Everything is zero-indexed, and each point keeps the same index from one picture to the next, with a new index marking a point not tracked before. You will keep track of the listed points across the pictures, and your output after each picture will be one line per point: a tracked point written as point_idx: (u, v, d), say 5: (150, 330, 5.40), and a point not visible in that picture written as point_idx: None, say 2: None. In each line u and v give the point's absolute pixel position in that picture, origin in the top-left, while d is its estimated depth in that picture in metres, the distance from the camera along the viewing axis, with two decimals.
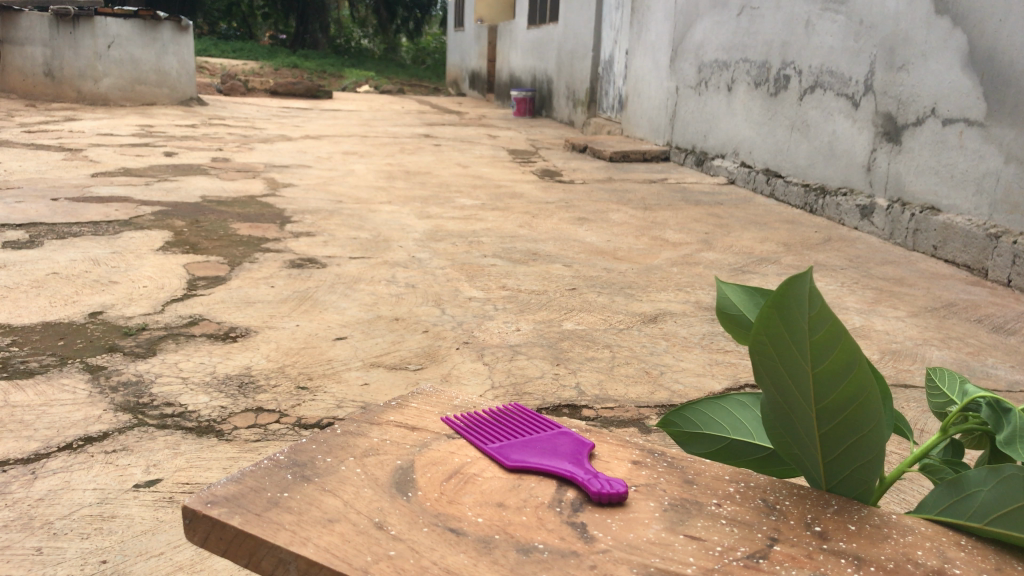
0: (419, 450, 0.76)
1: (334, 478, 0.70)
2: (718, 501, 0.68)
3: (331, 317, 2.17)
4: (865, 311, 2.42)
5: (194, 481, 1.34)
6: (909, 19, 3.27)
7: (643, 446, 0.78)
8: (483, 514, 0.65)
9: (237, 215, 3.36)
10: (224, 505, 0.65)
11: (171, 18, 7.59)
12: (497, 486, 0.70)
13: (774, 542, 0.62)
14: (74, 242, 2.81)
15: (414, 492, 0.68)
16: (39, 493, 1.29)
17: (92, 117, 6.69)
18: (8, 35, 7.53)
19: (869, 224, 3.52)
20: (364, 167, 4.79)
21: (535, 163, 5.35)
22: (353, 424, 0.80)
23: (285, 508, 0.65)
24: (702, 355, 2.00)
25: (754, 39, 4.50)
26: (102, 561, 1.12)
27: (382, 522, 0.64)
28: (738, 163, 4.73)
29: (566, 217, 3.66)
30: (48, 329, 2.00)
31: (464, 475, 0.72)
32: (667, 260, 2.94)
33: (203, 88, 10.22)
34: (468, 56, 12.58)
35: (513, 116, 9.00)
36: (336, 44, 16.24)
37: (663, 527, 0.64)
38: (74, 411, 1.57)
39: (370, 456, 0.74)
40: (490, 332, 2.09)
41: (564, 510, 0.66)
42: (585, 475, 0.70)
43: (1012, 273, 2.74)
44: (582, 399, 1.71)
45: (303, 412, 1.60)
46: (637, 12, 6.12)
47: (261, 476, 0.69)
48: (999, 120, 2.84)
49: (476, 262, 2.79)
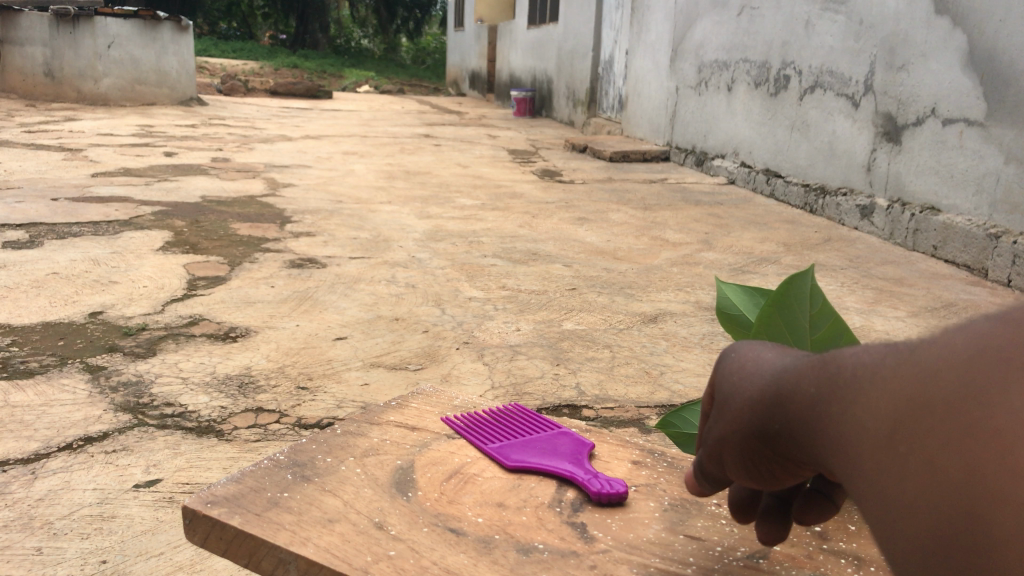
0: (419, 450, 0.85)
1: (334, 478, 0.78)
2: (717, 503, 0.78)
3: (331, 317, 2.17)
4: (865, 311, 2.42)
5: (194, 480, 1.34)
6: (909, 20, 3.27)
7: (642, 446, 0.87)
8: (483, 514, 0.74)
9: (238, 215, 3.36)
10: (223, 505, 0.72)
11: (171, 18, 7.58)
12: (497, 486, 0.79)
13: (774, 542, 0.71)
14: (75, 242, 2.81)
15: (414, 492, 0.77)
16: (39, 493, 1.29)
17: (92, 117, 6.69)
18: (9, 35, 7.54)
19: (869, 224, 3.52)
20: (364, 168, 4.80)
21: (535, 163, 5.35)
22: (353, 425, 0.89)
23: (284, 508, 0.73)
24: (702, 355, 2.00)
25: (754, 39, 4.50)
26: (102, 561, 1.12)
27: (382, 522, 0.72)
28: (738, 163, 4.72)
29: (565, 217, 3.66)
30: (48, 329, 2.00)
31: (464, 474, 0.81)
32: (668, 260, 2.93)
33: (203, 88, 10.19)
34: (468, 56, 12.57)
35: (512, 117, 9.00)
36: (337, 43, 16.16)
37: (662, 528, 0.73)
38: (73, 411, 1.57)
39: (370, 456, 0.83)
40: (490, 332, 2.09)
41: (564, 510, 0.75)
42: (584, 475, 0.79)
43: (1012, 274, 2.74)
44: (582, 399, 1.71)
45: (303, 412, 1.60)
46: (637, 12, 6.12)
47: (260, 476, 0.78)
48: (999, 121, 2.84)
49: (476, 262, 2.79)
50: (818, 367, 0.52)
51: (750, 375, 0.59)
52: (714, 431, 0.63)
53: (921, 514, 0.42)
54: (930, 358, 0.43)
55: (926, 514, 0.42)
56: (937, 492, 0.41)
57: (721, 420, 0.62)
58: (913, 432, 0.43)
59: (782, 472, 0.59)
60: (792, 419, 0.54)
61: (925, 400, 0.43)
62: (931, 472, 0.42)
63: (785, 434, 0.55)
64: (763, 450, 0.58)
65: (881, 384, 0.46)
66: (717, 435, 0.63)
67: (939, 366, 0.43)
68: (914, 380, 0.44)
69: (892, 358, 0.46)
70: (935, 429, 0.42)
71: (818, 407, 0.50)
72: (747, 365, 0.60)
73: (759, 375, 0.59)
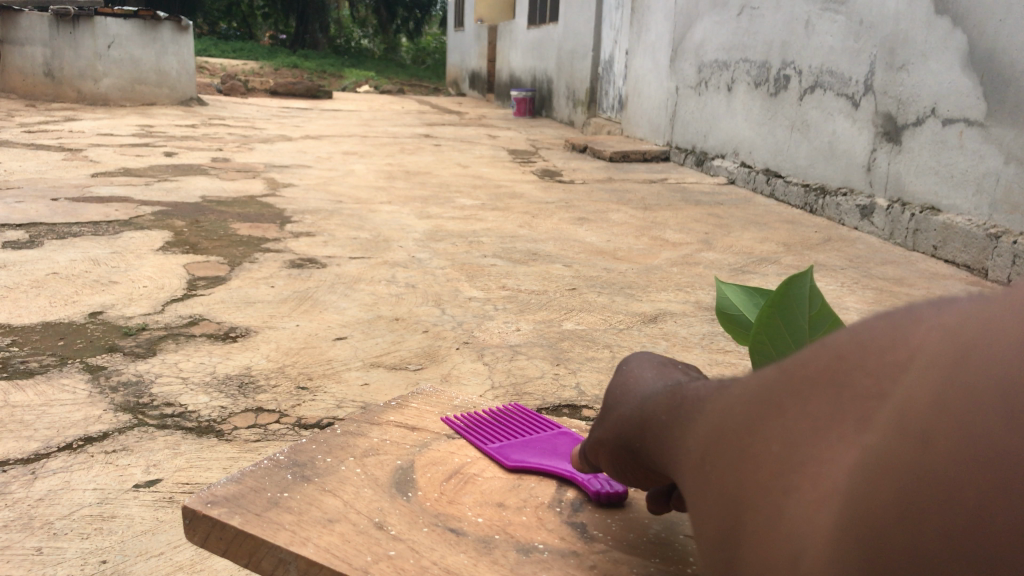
0: (419, 450, 0.86)
1: (334, 478, 0.79)
2: None
3: (331, 317, 2.17)
4: (865, 311, 2.42)
5: (194, 480, 1.34)
6: (909, 20, 3.27)
7: None
8: (483, 514, 0.75)
9: (237, 215, 3.36)
10: (224, 505, 0.72)
11: (171, 18, 7.58)
12: (497, 486, 0.81)
13: None
14: (74, 242, 2.81)
15: (414, 492, 0.78)
16: (39, 493, 1.29)
17: (92, 117, 6.69)
18: (9, 35, 7.54)
19: (869, 224, 3.52)
20: (364, 168, 4.79)
21: (535, 163, 5.35)
22: (353, 425, 0.90)
23: (284, 508, 0.73)
24: (702, 355, 2.00)
25: (754, 39, 4.50)
26: (102, 561, 1.12)
27: (382, 522, 0.72)
28: (738, 163, 4.72)
29: (565, 217, 3.66)
30: (48, 329, 2.00)
31: (464, 474, 0.82)
32: (668, 260, 2.93)
33: (203, 88, 10.18)
34: (468, 56, 12.56)
35: (512, 116, 8.99)
36: (337, 43, 16.16)
37: (661, 528, 0.75)
38: (73, 411, 1.57)
39: (369, 456, 0.84)
40: (490, 332, 2.09)
41: (563, 510, 0.77)
42: (584, 475, 0.81)
43: (1012, 274, 2.75)
44: (582, 399, 1.71)
45: (303, 412, 1.60)
46: (637, 11, 6.12)
47: (259, 477, 0.78)
48: (999, 121, 2.84)
49: (476, 262, 2.79)
50: (674, 397, 0.67)
51: (628, 393, 0.75)
52: (594, 434, 0.78)
53: (709, 516, 0.56)
54: (732, 398, 0.58)
55: (713, 519, 0.55)
56: (719, 498, 0.55)
57: (599, 423, 0.77)
58: (716, 454, 0.57)
59: (640, 477, 0.72)
60: (650, 434, 0.67)
61: (725, 430, 0.57)
62: (722, 485, 0.55)
63: (643, 446, 0.68)
64: (629, 459, 0.72)
65: (702, 418, 0.60)
66: (594, 438, 0.77)
67: (735, 405, 0.57)
68: (722, 415, 0.58)
69: (717, 397, 0.61)
70: (728, 451, 0.56)
71: (660, 427, 0.64)
72: (631, 387, 0.75)
73: (633, 394, 0.74)
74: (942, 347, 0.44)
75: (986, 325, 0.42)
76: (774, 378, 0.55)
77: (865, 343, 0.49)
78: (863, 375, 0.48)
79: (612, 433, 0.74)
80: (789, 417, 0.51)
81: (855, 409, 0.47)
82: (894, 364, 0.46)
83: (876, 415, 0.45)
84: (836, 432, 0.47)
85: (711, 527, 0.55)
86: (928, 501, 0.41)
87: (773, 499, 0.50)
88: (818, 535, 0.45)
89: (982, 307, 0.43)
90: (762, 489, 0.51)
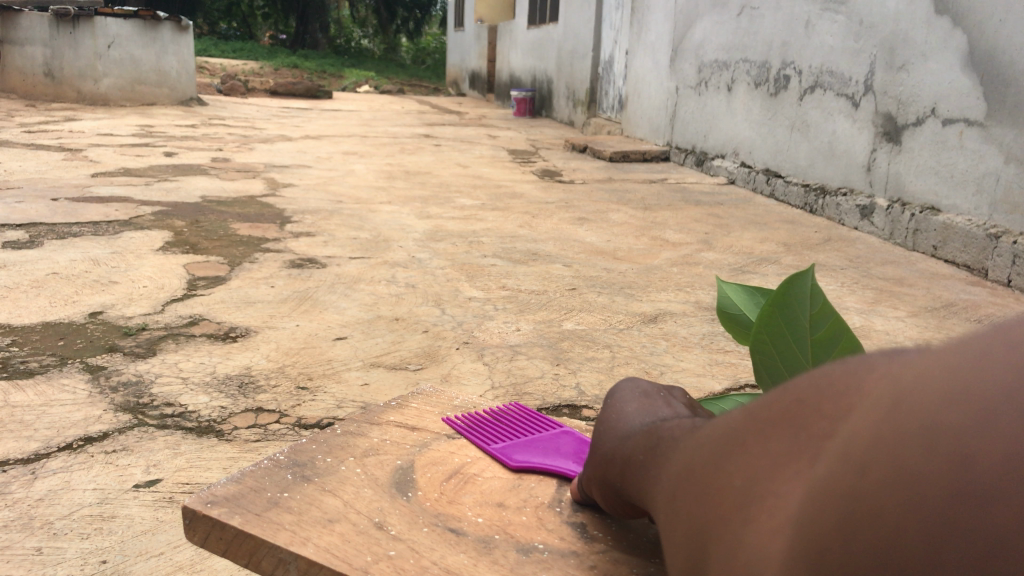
0: (419, 450, 0.86)
1: (334, 478, 0.79)
2: None
3: (331, 317, 2.17)
4: (865, 311, 2.42)
5: (194, 480, 1.34)
6: (909, 20, 3.27)
7: None
8: (483, 515, 0.76)
9: (237, 215, 3.36)
10: (224, 505, 0.72)
11: (171, 18, 7.58)
12: (497, 486, 0.81)
13: None
14: (74, 242, 2.81)
15: (414, 492, 0.78)
16: (39, 493, 1.29)
17: (92, 117, 6.69)
18: (9, 36, 7.54)
19: (869, 224, 3.51)
20: (364, 168, 4.80)
21: (535, 163, 5.35)
22: (353, 425, 0.90)
23: (284, 508, 0.73)
24: (702, 355, 2.00)
25: (754, 39, 4.50)
26: (102, 561, 1.12)
27: (382, 522, 0.72)
28: (738, 163, 4.73)
29: (565, 217, 3.66)
30: (48, 329, 2.00)
31: (464, 474, 0.82)
32: (668, 260, 2.93)
33: (203, 88, 10.18)
34: (468, 56, 12.57)
35: (512, 116, 8.99)
36: (336, 43, 16.17)
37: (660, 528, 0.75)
38: (73, 411, 1.57)
39: (370, 456, 0.84)
40: (490, 332, 2.09)
41: (563, 510, 0.77)
42: None
43: (1012, 273, 2.74)
44: (582, 399, 1.71)
45: (303, 412, 1.60)
46: (637, 11, 6.12)
47: (260, 476, 0.78)
48: (999, 120, 2.84)
49: (476, 262, 2.79)
50: (651, 438, 0.68)
51: (609, 428, 0.76)
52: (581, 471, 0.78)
53: (679, 550, 0.58)
54: (705, 438, 0.61)
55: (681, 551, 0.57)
56: (687, 531, 0.57)
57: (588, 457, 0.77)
58: (688, 490, 0.59)
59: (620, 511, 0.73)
60: (628, 471, 0.70)
61: (697, 468, 0.60)
62: (691, 518, 0.57)
63: (622, 483, 0.70)
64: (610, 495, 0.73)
65: (677, 457, 0.63)
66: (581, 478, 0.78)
67: (707, 443, 0.60)
68: (697, 454, 0.61)
69: (692, 436, 0.63)
70: (699, 486, 0.58)
71: (639, 465, 0.67)
72: (613, 421, 0.76)
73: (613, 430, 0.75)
74: (886, 389, 0.47)
75: (923, 369, 0.46)
76: (742, 420, 0.58)
77: (823, 389, 0.52)
78: (818, 417, 0.51)
79: (600, 469, 0.75)
80: (753, 453, 0.54)
81: (810, 447, 0.50)
82: (845, 407, 0.50)
83: (826, 449, 0.49)
84: (792, 467, 0.50)
85: (678, 557, 0.58)
86: (870, 525, 0.44)
87: (733, 529, 0.52)
88: (775, 561, 0.48)
89: (924, 356, 0.47)
90: (724, 521, 0.54)
